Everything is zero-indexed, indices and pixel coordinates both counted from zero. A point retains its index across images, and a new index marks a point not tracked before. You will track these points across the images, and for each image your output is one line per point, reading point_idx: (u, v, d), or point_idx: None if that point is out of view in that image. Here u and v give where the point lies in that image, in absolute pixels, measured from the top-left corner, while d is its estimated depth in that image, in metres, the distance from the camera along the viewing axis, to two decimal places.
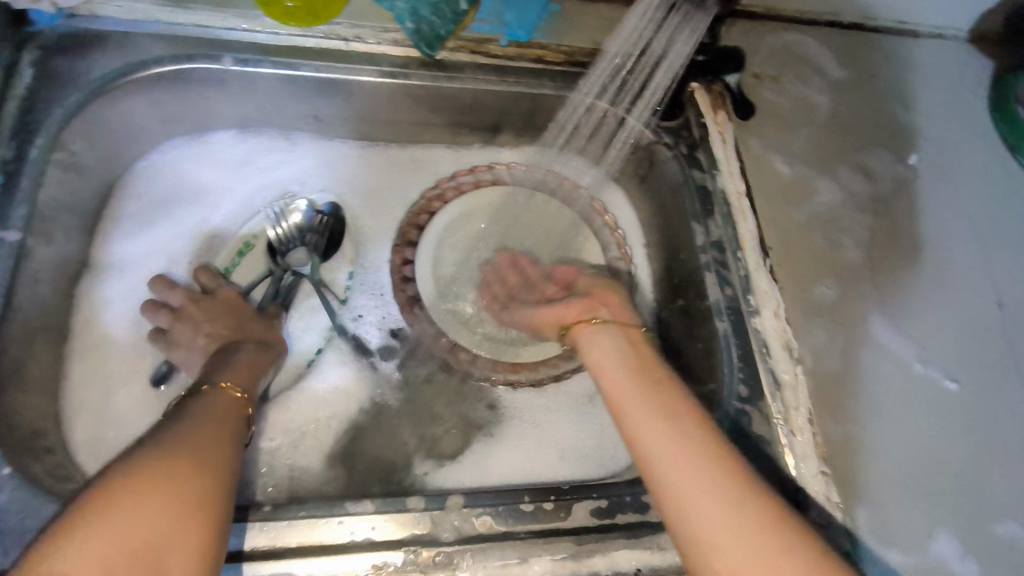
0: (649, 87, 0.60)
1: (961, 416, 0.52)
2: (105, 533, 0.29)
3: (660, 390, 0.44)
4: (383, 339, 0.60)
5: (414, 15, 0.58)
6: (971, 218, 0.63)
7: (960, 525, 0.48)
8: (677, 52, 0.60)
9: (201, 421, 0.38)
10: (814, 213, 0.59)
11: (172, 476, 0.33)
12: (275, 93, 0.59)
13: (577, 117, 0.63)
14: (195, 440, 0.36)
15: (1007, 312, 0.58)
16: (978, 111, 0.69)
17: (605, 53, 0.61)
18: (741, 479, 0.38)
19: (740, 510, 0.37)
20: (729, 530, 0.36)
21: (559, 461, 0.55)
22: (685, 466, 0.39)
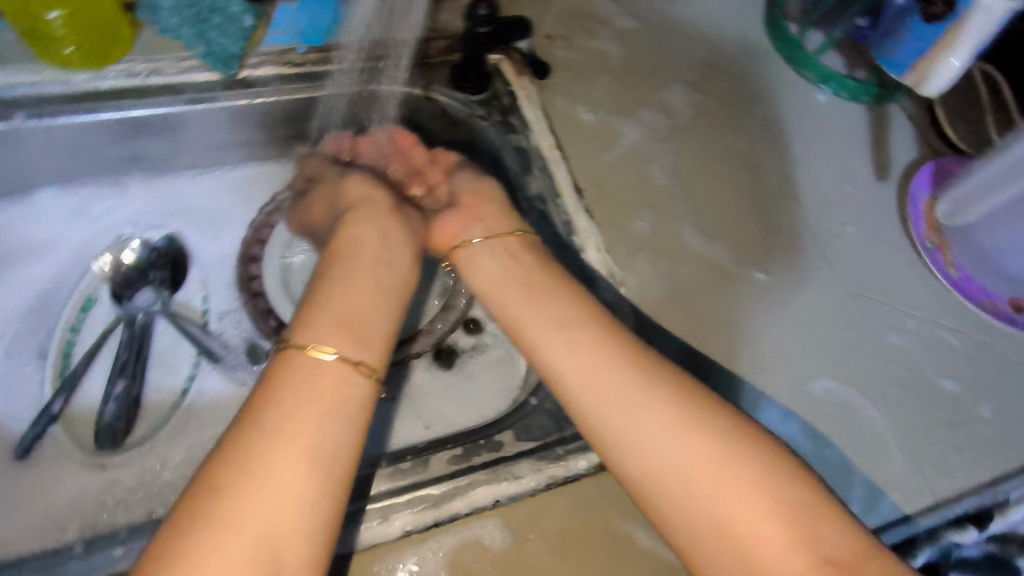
0: (393, 61, 0.64)
1: (774, 301, 0.58)
2: (235, 525, 0.36)
3: (552, 306, 0.49)
4: (249, 347, 0.60)
5: (203, 39, 0.60)
6: (765, 127, 0.69)
7: (783, 395, 0.54)
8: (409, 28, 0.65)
9: (303, 387, 0.41)
10: (622, 152, 0.64)
11: (327, 389, 0.42)
12: (81, 139, 0.59)
13: (346, 101, 0.64)
14: (316, 373, 0.42)
15: (804, 203, 0.65)
16: (762, 32, 0.75)
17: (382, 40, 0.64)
18: (640, 378, 0.45)
19: (641, 402, 0.44)
20: (635, 425, 0.43)
21: (426, 431, 0.56)
22: (587, 376, 0.46)
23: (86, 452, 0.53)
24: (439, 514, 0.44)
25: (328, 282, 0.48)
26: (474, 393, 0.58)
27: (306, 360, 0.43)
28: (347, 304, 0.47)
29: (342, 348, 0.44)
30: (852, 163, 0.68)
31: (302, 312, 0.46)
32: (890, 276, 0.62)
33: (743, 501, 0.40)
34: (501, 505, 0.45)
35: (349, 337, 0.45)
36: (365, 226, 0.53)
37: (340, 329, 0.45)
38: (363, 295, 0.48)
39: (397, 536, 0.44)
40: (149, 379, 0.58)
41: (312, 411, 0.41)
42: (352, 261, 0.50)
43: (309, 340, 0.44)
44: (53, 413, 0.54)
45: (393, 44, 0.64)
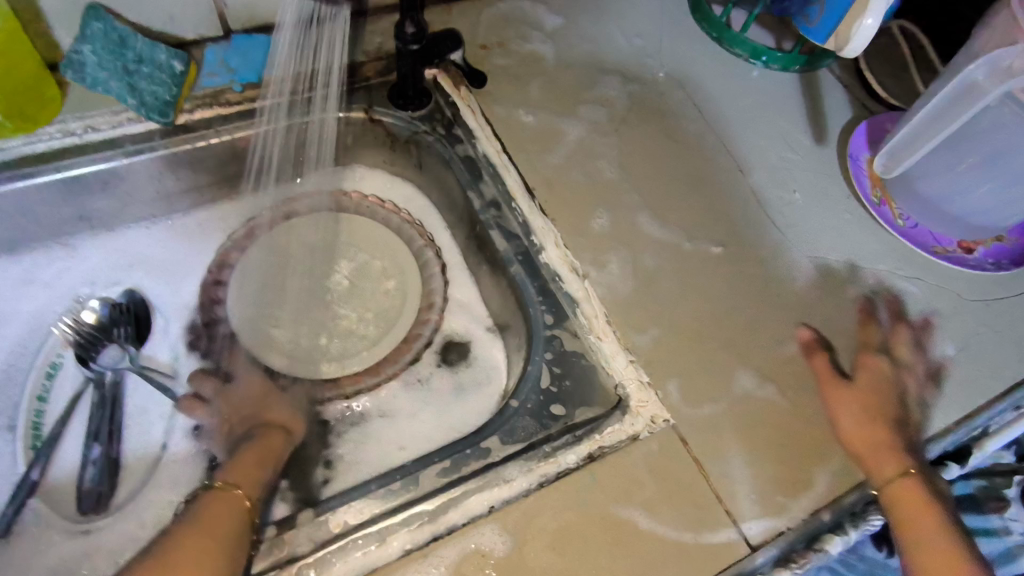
0: (318, 96, 0.63)
1: (734, 274, 0.60)
2: None
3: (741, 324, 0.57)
4: None
5: (134, 91, 0.59)
6: (703, 107, 0.71)
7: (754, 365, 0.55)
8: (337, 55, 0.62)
9: (200, 512, 0.43)
10: (569, 149, 0.66)
11: (220, 512, 0.43)
12: (22, 206, 0.58)
13: (282, 139, 0.64)
14: (226, 516, 0.43)
15: (751, 175, 0.67)
16: (687, 17, 0.77)
17: (318, 73, 0.62)
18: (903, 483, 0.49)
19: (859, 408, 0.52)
20: (911, 509, 0.48)
21: (401, 453, 0.57)
22: (878, 448, 0.50)
23: (66, 522, 0.52)
24: (436, 529, 0.45)
25: (236, 451, 0.49)
26: (448, 409, 0.59)
27: (220, 502, 0.44)
28: (258, 462, 0.48)
29: (239, 483, 0.45)
30: (791, 131, 0.71)
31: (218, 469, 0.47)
32: (841, 234, 0.64)
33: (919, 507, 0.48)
34: (496, 510, 0.46)
35: (252, 484, 0.46)
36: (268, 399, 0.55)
37: (249, 477, 0.46)
38: (262, 454, 0.49)
39: (397, 556, 0.44)
40: (126, 440, 0.57)
41: (202, 551, 0.40)
42: (274, 435, 0.50)
43: (234, 483, 0.45)
44: (33, 481, 0.53)
45: (319, 79, 0.63)
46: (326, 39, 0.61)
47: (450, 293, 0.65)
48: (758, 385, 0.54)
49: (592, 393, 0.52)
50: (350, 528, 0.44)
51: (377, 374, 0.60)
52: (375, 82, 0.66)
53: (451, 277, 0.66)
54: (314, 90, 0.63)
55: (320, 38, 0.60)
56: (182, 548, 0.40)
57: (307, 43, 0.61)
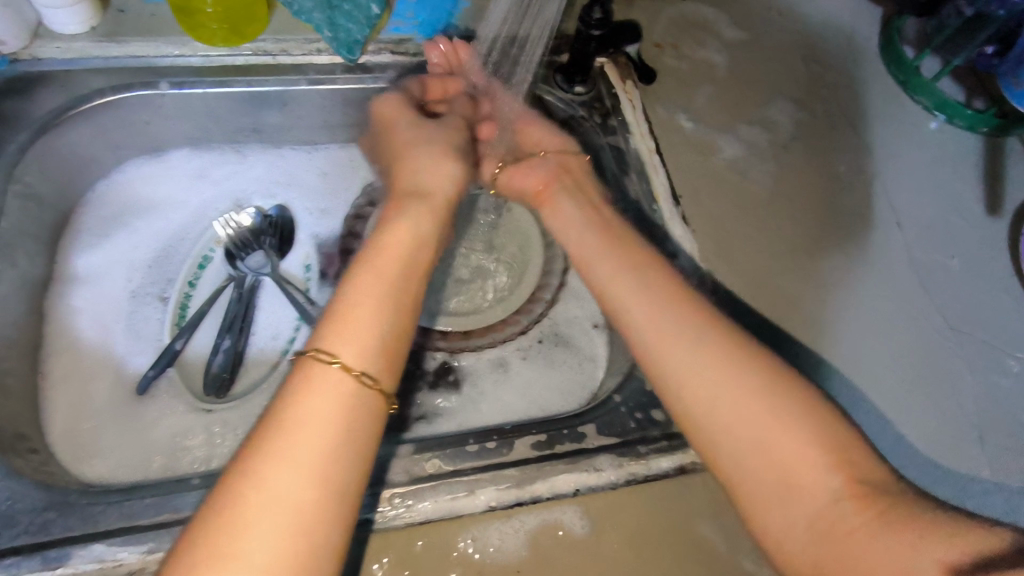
0: (522, 59, 0.65)
1: (866, 327, 0.58)
2: (252, 516, 0.32)
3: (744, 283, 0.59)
4: None
5: (332, 24, 0.63)
6: (871, 150, 0.68)
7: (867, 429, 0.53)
8: (541, 26, 0.64)
9: (310, 394, 0.36)
10: (720, 164, 0.65)
11: (342, 398, 0.37)
12: (213, 109, 0.64)
13: None
14: (342, 394, 0.37)
15: (906, 231, 0.63)
16: (875, 54, 0.74)
17: (515, 37, 0.65)
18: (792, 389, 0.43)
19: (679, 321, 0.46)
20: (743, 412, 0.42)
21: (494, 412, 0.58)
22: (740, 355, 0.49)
23: (191, 397, 0.57)
24: (522, 495, 0.46)
25: (378, 248, 0.44)
26: (545, 385, 0.60)
27: (324, 385, 0.37)
28: (386, 304, 0.41)
29: (359, 358, 0.38)
30: (961, 193, 0.66)
31: (328, 318, 0.40)
32: (993, 316, 0.60)
33: (753, 404, 0.42)
34: (581, 494, 0.47)
35: (387, 363, 0.39)
36: (420, 216, 0.48)
37: (384, 356, 0.39)
38: (402, 311, 0.42)
39: (481, 510, 0.45)
40: (251, 339, 0.61)
41: (327, 435, 0.35)
42: (416, 250, 0.45)
43: (341, 355, 0.38)
44: (175, 351, 0.58)
45: (523, 44, 0.65)
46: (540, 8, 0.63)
47: (569, 278, 0.66)
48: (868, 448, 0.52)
49: None
50: (443, 472, 0.47)
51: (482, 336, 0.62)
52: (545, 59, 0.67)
53: None
54: (520, 53, 0.65)
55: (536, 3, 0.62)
56: (303, 428, 0.35)
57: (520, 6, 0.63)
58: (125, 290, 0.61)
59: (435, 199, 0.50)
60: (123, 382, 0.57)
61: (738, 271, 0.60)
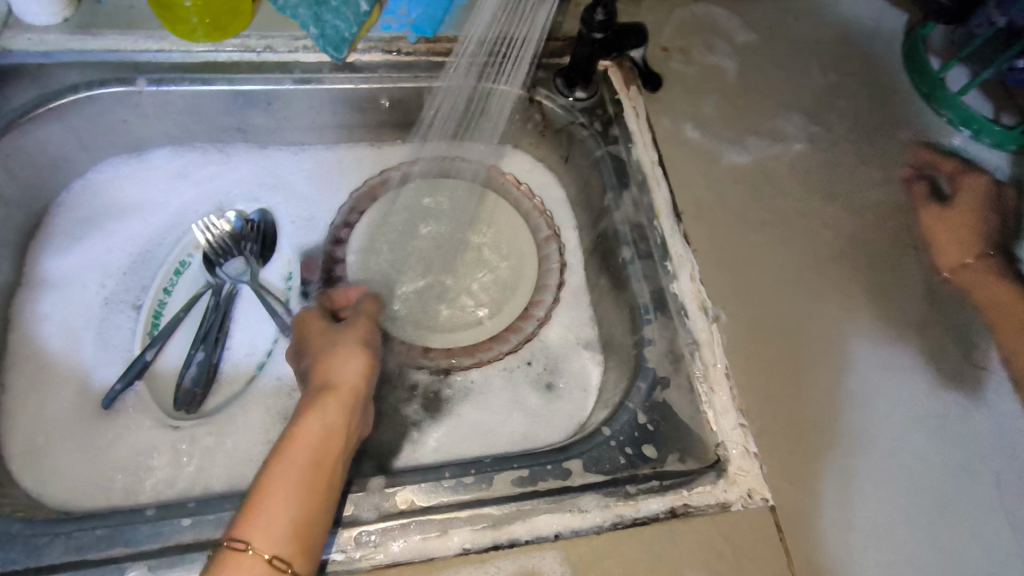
0: (516, 58, 0.62)
1: (877, 364, 0.54)
2: None
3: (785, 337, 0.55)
4: None
5: (318, 21, 0.59)
6: (889, 167, 0.64)
7: (872, 475, 0.49)
8: (535, 27, 0.61)
9: None
10: (727, 178, 0.61)
11: None
12: (193, 107, 0.60)
13: (458, 100, 0.63)
14: None
15: (923, 254, 0.60)
16: (897, 64, 0.70)
17: (508, 38, 0.62)
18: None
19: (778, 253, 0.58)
20: None
21: (472, 437, 0.55)
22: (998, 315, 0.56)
23: (161, 414, 0.55)
24: (498, 537, 0.43)
25: (282, 447, 0.39)
26: (529, 411, 0.57)
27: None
28: (301, 501, 0.37)
29: (275, 550, 0.35)
30: (998, 212, 0.61)
31: (239, 505, 0.36)
32: None
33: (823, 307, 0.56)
34: (562, 538, 0.44)
35: (302, 549, 0.36)
36: (331, 403, 0.42)
37: (296, 540, 0.36)
38: (324, 498, 0.38)
39: (453, 553, 0.42)
40: (227, 352, 0.58)
41: None
42: (329, 437, 0.40)
43: (254, 547, 0.35)
44: (146, 361, 0.55)
45: (517, 44, 0.62)
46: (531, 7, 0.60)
47: (563, 294, 0.62)
48: (873, 496, 0.48)
49: (689, 444, 0.48)
50: (415, 508, 0.44)
51: (469, 357, 0.57)
52: (542, 61, 0.64)
53: (569, 278, 0.63)
54: (513, 53, 0.62)
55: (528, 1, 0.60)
56: None
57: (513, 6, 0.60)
58: (96, 295, 0.58)
59: (344, 389, 0.44)
60: (88, 394, 0.54)
61: (745, 293, 0.56)
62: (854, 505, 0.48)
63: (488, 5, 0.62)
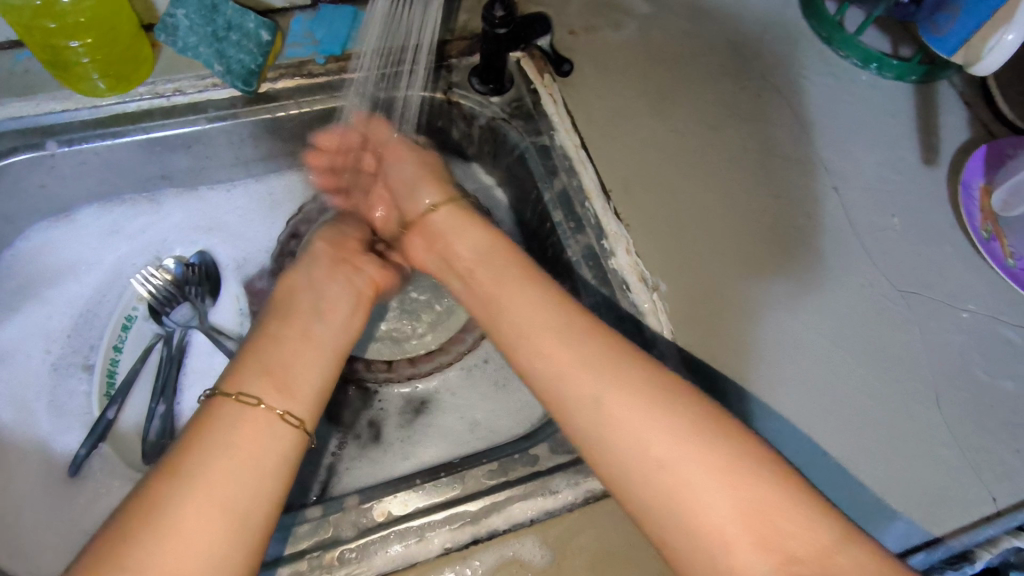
0: (419, 65, 0.62)
1: (812, 308, 0.57)
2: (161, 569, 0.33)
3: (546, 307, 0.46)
4: None
5: (222, 57, 0.58)
6: (803, 114, 0.66)
7: (815, 415, 0.52)
8: (426, 33, 0.63)
9: (223, 447, 0.37)
10: (651, 150, 0.63)
11: (249, 447, 0.38)
12: (112, 161, 0.60)
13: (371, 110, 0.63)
14: (258, 441, 0.38)
15: (843, 192, 0.63)
16: (796, 13, 0.72)
17: (392, 46, 0.62)
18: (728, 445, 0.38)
19: (630, 395, 0.40)
20: (681, 463, 0.38)
21: (442, 442, 0.57)
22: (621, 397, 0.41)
23: (130, 470, 0.54)
24: (477, 531, 0.44)
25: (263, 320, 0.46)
26: (487, 409, 0.59)
27: (252, 426, 0.39)
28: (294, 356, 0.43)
29: (266, 398, 0.40)
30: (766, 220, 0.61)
31: (257, 370, 0.42)
32: (940, 270, 0.60)
33: (724, 512, 0.36)
34: (537, 522, 0.45)
35: (301, 403, 0.41)
36: (320, 276, 0.50)
37: (299, 396, 0.41)
38: (312, 352, 0.44)
39: (436, 554, 0.44)
40: (183, 402, 0.59)
41: (241, 468, 0.37)
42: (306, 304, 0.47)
43: (257, 396, 0.40)
44: (108, 421, 0.55)
45: (409, 51, 0.62)
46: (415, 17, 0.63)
47: None
48: (816, 433, 0.52)
49: None
50: (391, 516, 0.45)
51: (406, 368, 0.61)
52: (444, 62, 0.64)
53: None
54: (406, 61, 0.62)
55: (414, 12, 0.63)
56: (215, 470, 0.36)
57: (399, 17, 0.63)
58: (44, 363, 0.58)
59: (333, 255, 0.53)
60: (52, 464, 0.54)
61: (684, 258, 0.58)
62: (814, 417, 0.52)
63: (379, 16, 0.63)
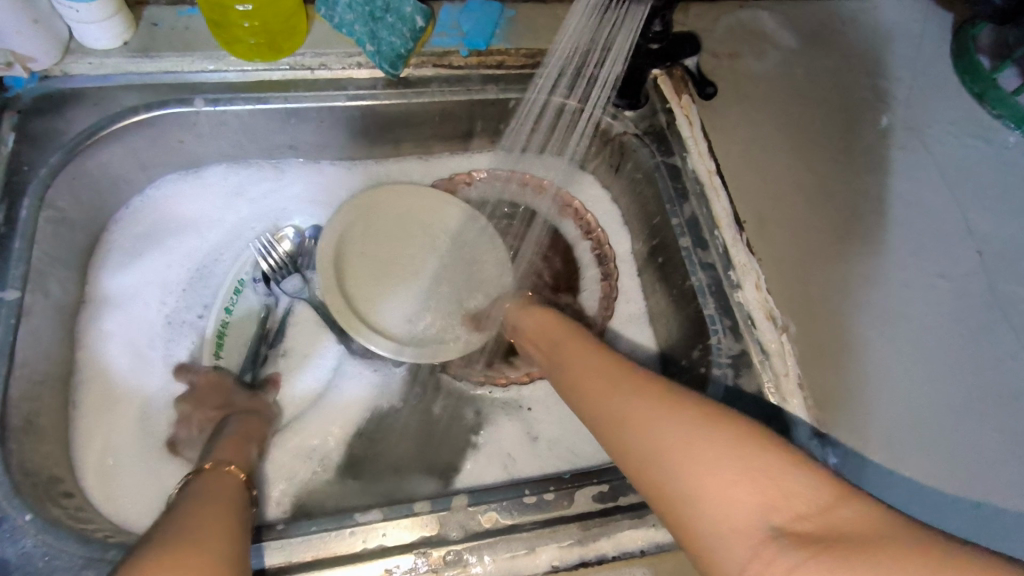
0: (601, 76, 0.60)
1: (940, 373, 0.55)
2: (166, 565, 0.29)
3: (593, 352, 0.47)
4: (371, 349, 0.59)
5: (374, 37, 0.59)
6: (946, 170, 0.64)
7: (935, 482, 0.50)
8: (619, 46, 0.57)
9: (210, 484, 0.39)
10: (788, 187, 0.62)
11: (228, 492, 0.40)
12: (250, 125, 0.60)
13: (527, 116, 0.64)
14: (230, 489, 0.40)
15: (984, 258, 0.60)
16: (948, 65, 0.69)
17: (558, 51, 0.62)
18: (724, 430, 0.35)
19: (636, 394, 0.40)
20: (677, 455, 0.35)
21: (533, 451, 0.57)
22: (628, 404, 0.40)
23: None
24: (585, 553, 0.43)
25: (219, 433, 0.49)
26: (578, 427, 0.58)
27: (218, 479, 0.41)
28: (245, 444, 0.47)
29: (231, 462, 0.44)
30: (835, 290, 0.57)
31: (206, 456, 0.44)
32: None
33: (729, 479, 0.33)
34: (648, 553, 0.43)
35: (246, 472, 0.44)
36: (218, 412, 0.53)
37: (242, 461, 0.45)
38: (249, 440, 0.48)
39: (542, 570, 0.42)
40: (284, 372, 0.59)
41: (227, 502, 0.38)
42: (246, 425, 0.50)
43: (229, 461, 0.44)
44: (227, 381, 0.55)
45: (593, 60, 0.60)
46: (616, 26, 0.56)
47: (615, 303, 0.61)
48: (937, 504, 0.49)
49: None
50: (499, 526, 0.44)
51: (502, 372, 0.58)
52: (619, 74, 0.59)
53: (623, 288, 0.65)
54: (543, 67, 0.63)
55: (614, 18, 0.56)
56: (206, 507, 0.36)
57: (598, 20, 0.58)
58: (158, 312, 0.59)
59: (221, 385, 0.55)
60: (154, 415, 0.55)
61: (809, 304, 0.56)
62: (939, 488, 0.50)
63: (574, 20, 0.61)
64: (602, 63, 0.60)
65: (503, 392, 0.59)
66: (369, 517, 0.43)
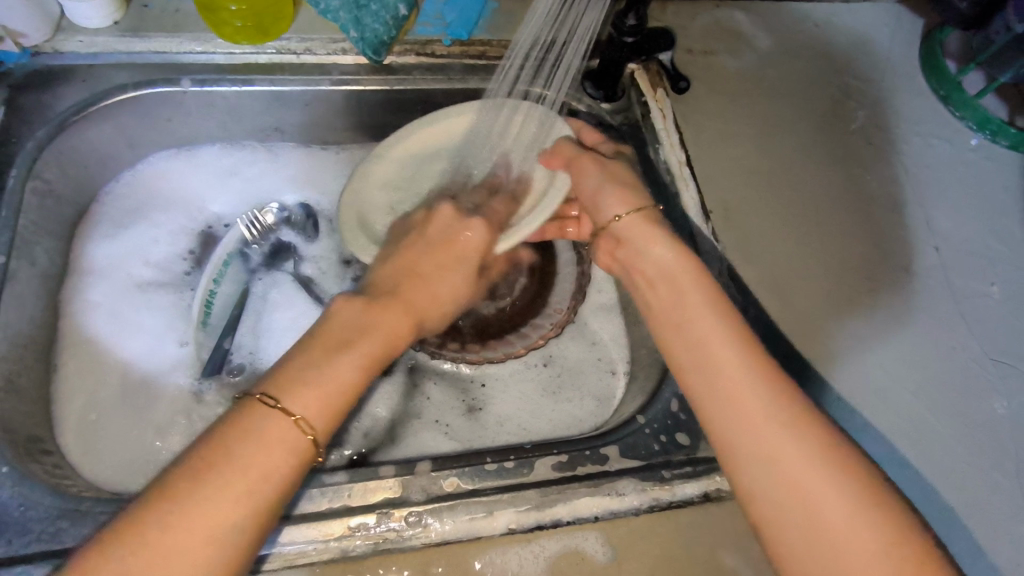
0: (564, 63, 0.62)
1: (895, 360, 0.57)
2: None
3: (714, 316, 0.43)
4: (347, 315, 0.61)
5: (358, 24, 0.60)
6: (909, 168, 0.66)
7: (883, 460, 0.52)
8: (583, 27, 0.60)
9: (259, 453, 0.34)
10: (759, 178, 0.64)
11: (270, 459, 0.35)
12: (236, 106, 0.62)
13: None
14: (280, 452, 0.35)
15: (941, 251, 0.62)
16: (917, 69, 0.72)
17: (519, 39, 0.63)
18: (852, 484, 0.36)
19: (762, 401, 0.39)
20: (798, 491, 0.36)
21: (498, 428, 0.59)
22: (752, 408, 0.38)
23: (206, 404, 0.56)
24: (541, 518, 0.45)
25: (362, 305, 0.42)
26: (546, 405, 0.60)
27: (271, 456, 0.35)
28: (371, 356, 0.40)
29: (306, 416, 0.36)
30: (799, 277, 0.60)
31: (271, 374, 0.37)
32: None
33: (839, 533, 0.35)
34: (602, 519, 0.45)
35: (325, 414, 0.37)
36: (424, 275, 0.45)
37: (325, 404, 0.37)
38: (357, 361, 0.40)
39: (500, 532, 0.44)
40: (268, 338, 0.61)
41: (254, 483, 0.34)
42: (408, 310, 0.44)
43: (301, 414, 0.36)
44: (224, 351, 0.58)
45: (556, 48, 0.62)
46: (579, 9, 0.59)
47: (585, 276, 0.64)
48: None
49: None
50: (460, 490, 0.46)
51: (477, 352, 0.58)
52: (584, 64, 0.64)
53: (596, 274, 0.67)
54: (506, 57, 0.64)
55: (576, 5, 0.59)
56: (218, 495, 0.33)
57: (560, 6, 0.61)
58: (136, 282, 0.60)
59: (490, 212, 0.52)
60: (132, 379, 0.56)
61: (772, 290, 0.59)
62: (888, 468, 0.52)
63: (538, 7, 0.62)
64: (561, 49, 0.62)
65: (468, 370, 0.61)
66: (336, 479, 0.45)
